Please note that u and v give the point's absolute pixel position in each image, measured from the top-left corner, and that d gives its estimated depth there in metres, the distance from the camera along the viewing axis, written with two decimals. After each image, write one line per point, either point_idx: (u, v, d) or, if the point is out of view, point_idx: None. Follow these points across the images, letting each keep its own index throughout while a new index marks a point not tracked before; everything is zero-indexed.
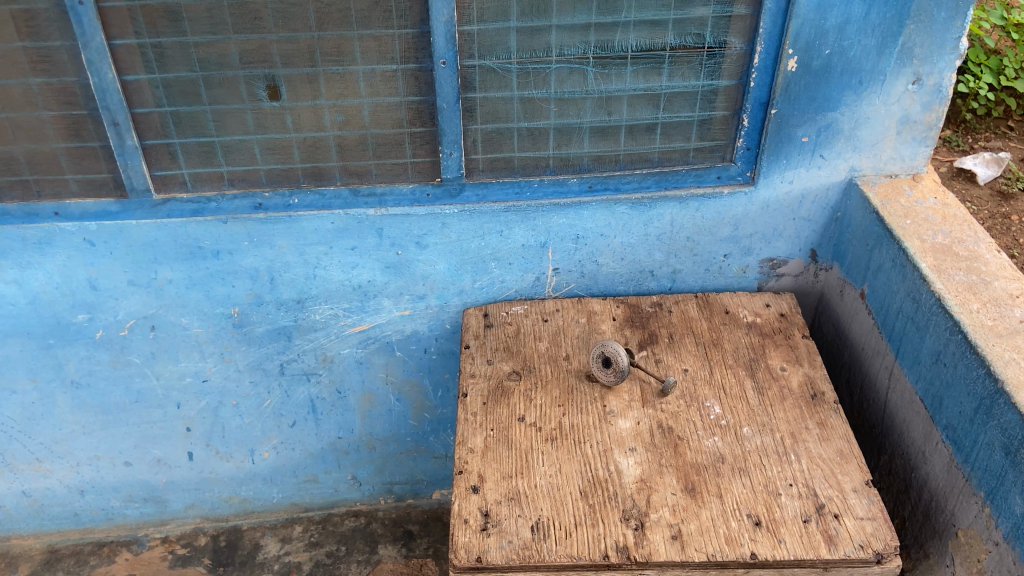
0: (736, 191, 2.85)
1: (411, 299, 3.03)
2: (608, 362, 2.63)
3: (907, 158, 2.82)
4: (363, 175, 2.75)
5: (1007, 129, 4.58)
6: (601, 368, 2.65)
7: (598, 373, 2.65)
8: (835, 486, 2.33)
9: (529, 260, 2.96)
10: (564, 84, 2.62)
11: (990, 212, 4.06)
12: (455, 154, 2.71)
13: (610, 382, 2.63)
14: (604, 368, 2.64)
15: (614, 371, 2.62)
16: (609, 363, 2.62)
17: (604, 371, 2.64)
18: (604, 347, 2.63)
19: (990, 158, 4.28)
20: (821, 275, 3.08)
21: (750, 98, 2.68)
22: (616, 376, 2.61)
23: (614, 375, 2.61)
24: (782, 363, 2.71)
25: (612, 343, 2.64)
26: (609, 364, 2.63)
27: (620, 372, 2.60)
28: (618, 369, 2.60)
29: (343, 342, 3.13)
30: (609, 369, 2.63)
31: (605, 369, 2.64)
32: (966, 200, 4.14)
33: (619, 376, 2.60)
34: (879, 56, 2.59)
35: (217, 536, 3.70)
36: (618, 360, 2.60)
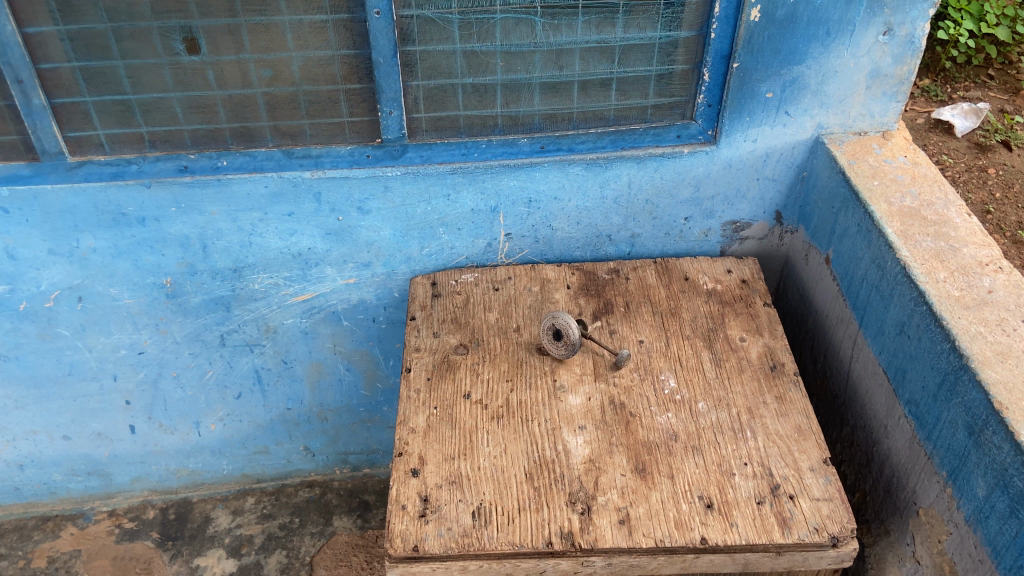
0: (697, 150, 2.69)
1: (355, 267, 2.87)
2: (560, 335, 2.50)
3: (877, 114, 2.66)
4: (296, 135, 2.56)
5: (987, 78, 4.40)
6: (552, 342, 2.52)
7: (550, 346, 2.52)
8: (791, 464, 2.22)
9: (480, 225, 2.80)
10: (510, 36, 2.42)
11: (967, 164, 3.90)
12: (396, 113, 2.52)
13: (562, 356, 2.50)
14: (556, 341, 2.51)
15: (565, 344, 2.49)
16: (561, 336, 2.49)
17: (555, 344, 2.51)
18: (555, 318, 2.50)
19: (969, 109, 4.12)
20: (786, 238, 2.94)
21: (711, 50, 2.50)
22: (568, 350, 2.48)
23: (566, 349, 2.49)
24: (742, 333, 2.59)
25: (564, 315, 2.50)
26: (561, 337, 2.50)
27: (571, 345, 2.48)
28: (569, 343, 2.48)
29: (286, 312, 2.98)
30: (561, 342, 2.50)
31: (556, 342, 2.51)
32: (943, 152, 3.98)
33: (571, 349, 2.48)
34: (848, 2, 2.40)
35: (166, 508, 3.59)
36: (568, 332, 2.47)
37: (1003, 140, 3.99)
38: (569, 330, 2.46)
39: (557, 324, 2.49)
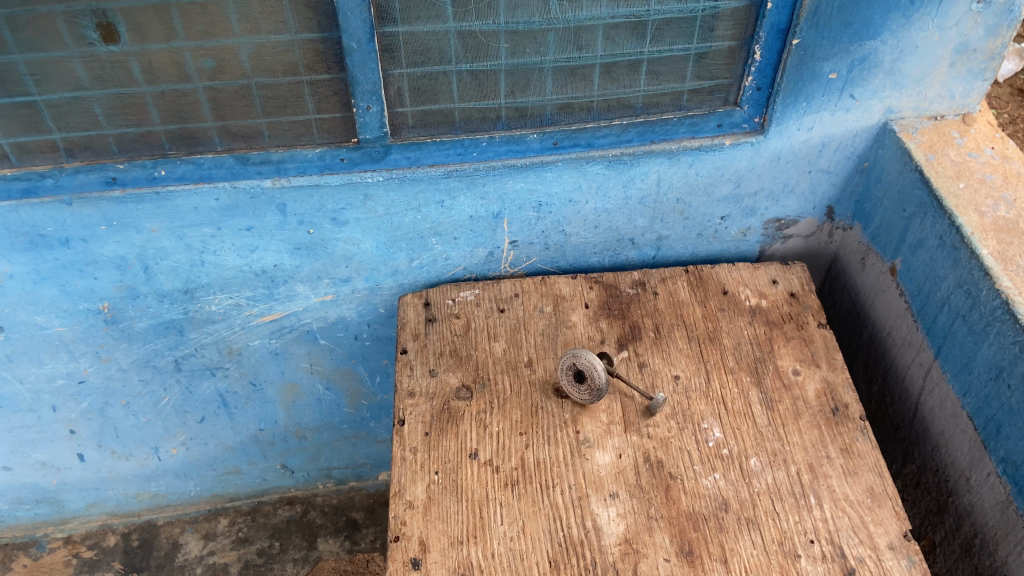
0: (741, 141, 2.22)
1: (331, 284, 2.42)
2: (582, 376, 2.08)
3: (958, 95, 2.20)
4: (251, 136, 2.06)
5: None
6: (573, 383, 2.10)
7: (570, 387, 2.11)
8: (867, 541, 1.86)
9: (479, 233, 2.34)
10: (517, 12, 1.90)
11: (1011, 115, 3.41)
12: (375, 108, 2.02)
13: (586, 401, 2.10)
14: (578, 383, 2.09)
15: (590, 388, 2.07)
16: (584, 377, 2.07)
17: (576, 386, 2.10)
18: (576, 357, 2.07)
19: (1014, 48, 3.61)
20: (837, 235, 2.52)
21: (765, 24, 2.00)
22: (593, 394, 2.07)
23: (591, 394, 2.07)
24: (795, 365, 2.19)
25: (586, 352, 2.07)
26: (583, 379, 2.08)
27: (596, 389, 2.06)
28: (594, 386, 2.06)
29: (251, 333, 2.53)
30: (584, 384, 2.08)
31: (578, 384, 2.09)
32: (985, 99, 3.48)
33: (596, 394, 2.07)
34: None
35: (129, 534, 3.21)
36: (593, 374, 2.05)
37: None
38: (593, 372, 2.04)
39: (578, 364, 2.07)
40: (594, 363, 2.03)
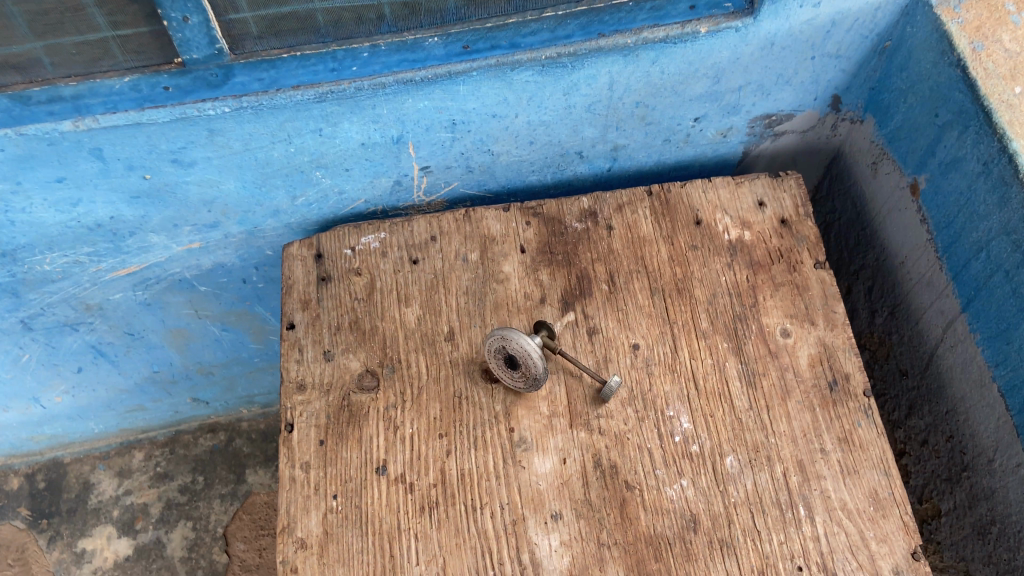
0: (721, 27, 1.60)
1: (195, 230, 1.88)
2: (513, 360, 1.61)
3: None
4: (27, 67, 1.45)
5: None
6: (502, 368, 1.64)
7: (500, 371, 1.65)
8: (867, 566, 1.51)
9: (378, 162, 1.77)
10: None
11: None
12: (195, 19, 1.39)
13: (522, 389, 1.65)
14: (508, 368, 1.63)
15: (524, 375, 1.62)
16: (517, 362, 1.61)
17: (507, 371, 1.64)
18: (503, 337, 1.59)
19: None
20: (843, 128, 1.96)
21: None
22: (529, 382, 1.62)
23: (527, 381, 1.62)
24: (785, 323, 1.73)
25: (517, 332, 1.59)
26: (515, 363, 1.62)
27: (533, 377, 1.61)
28: (530, 373, 1.61)
29: (109, 288, 2.03)
30: (516, 368, 1.62)
31: (508, 368, 1.64)
32: None
33: (533, 382, 1.62)
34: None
35: (33, 475, 2.86)
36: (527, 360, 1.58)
37: None
38: (527, 359, 1.58)
39: (508, 347, 1.59)
40: (529, 348, 1.56)
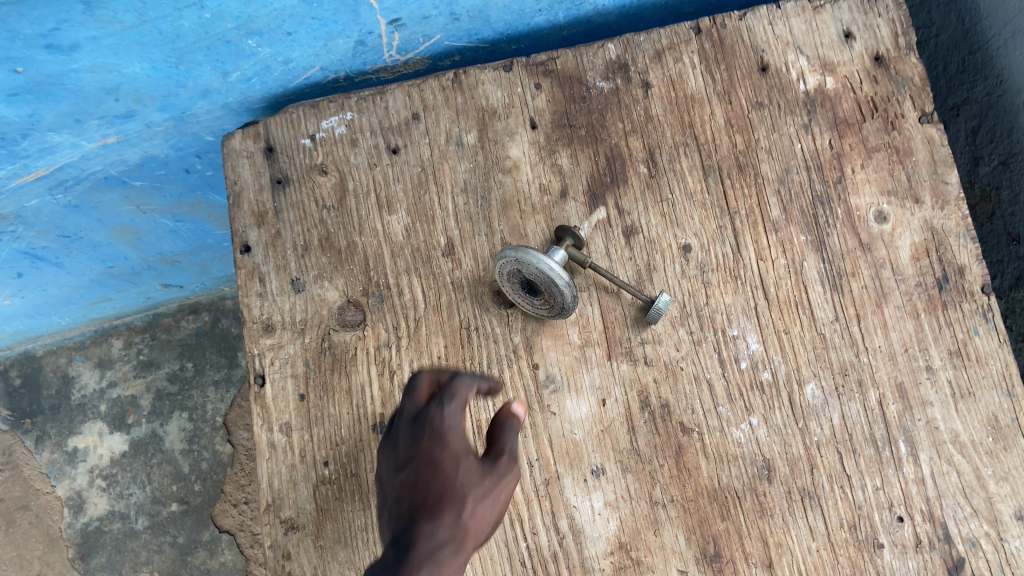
0: None
1: (106, 124, 1.45)
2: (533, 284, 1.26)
3: None
4: None
5: None
6: (519, 293, 1.29)
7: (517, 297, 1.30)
8: (983, 512, 1.23)
9: (330, 21, 1.30)
10: None
11: None
12: None
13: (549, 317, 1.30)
14: (527, 293, 1.28)
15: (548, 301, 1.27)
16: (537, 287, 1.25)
17: (525, 296, 1.29)
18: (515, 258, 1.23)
19: None
20: None
21: None
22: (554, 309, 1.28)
23: (552, 309, 1.28)
24: (880, 203, 1.34)
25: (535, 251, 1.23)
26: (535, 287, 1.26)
27: (558, 304, 1.26)
28: (555, 299, 1.26)
29: (20, 197, 1.63)
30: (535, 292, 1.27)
31: (526, 293, 1.28)
32: None
33: (560, 310, 1.27)
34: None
35: (6, 372, 2.59)
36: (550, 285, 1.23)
37: None
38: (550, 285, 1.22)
39: (523, 270, 1.24)
40: (550, 271, 1.20)
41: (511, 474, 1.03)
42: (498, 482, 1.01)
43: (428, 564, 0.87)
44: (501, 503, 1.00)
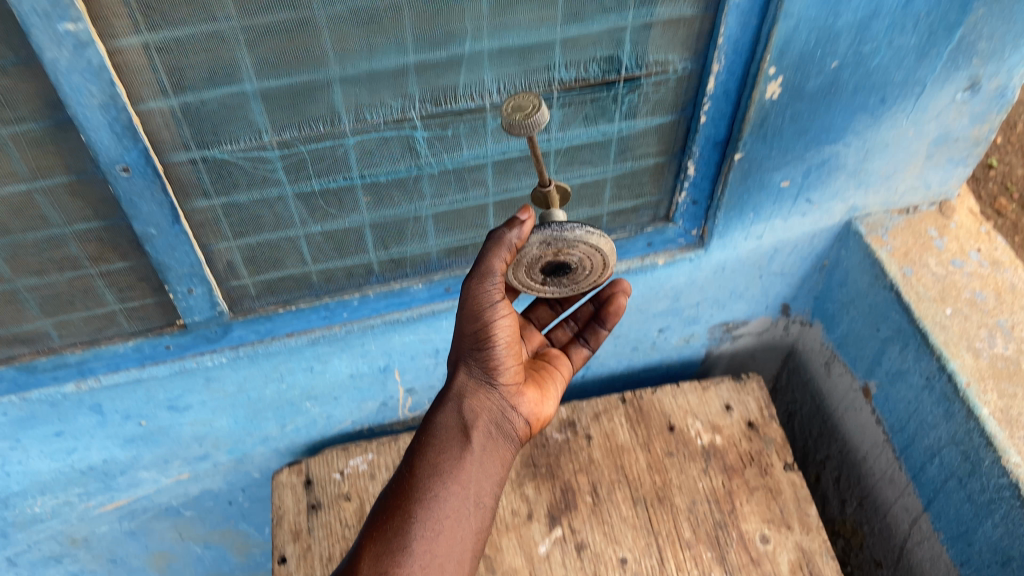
0: (677, 259, 1.72)
1: (185, 463, 1.96)
2: (559, 272, 1.29)
3: (935, 185, 1.72)
4: (37, 340, 1.54)
5: None
6: (561, 278, 1.32)
7: (544, 347, 1.57)
8: None
9: (365, 389, 1.90)
10: (373, 163, 1.38)
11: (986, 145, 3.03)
12: (199, 290, 1.51)
13: (592, 233, 1.19)
14: (568, 268, 1.29)
15: (560, 259, 1.24)
16: (543, 269, 1.27)
17: (579, 273, 1.31)
18: (539, 283, 1.33)
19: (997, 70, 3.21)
20: (794, 329, 2.08)
21: (699, 138, 1.48)
22: (559, 245, 1.20)
23: (579, 250, 1.22)
24: (763, 529, 1.79)
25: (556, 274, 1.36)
26: (566, 269, 1.28)
27: (551, 243, 1.20)
28: (543, 255, 1.23)
29: (95, 522, 2.05)
30: (590, 283, 1.35)
31: (572, 272, 1.29)
32: None
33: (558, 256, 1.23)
34: (930, 39, 1.37)
35: None
36: (512, 271, 1.27)
37: None
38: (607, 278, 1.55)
39: (575, 288, 1.35)
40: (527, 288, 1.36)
41: (476, 306, 1.25)
42: (466, 308, 1.25)
43: (431, 446, 1.30)
44: (490, 327, 1.27)
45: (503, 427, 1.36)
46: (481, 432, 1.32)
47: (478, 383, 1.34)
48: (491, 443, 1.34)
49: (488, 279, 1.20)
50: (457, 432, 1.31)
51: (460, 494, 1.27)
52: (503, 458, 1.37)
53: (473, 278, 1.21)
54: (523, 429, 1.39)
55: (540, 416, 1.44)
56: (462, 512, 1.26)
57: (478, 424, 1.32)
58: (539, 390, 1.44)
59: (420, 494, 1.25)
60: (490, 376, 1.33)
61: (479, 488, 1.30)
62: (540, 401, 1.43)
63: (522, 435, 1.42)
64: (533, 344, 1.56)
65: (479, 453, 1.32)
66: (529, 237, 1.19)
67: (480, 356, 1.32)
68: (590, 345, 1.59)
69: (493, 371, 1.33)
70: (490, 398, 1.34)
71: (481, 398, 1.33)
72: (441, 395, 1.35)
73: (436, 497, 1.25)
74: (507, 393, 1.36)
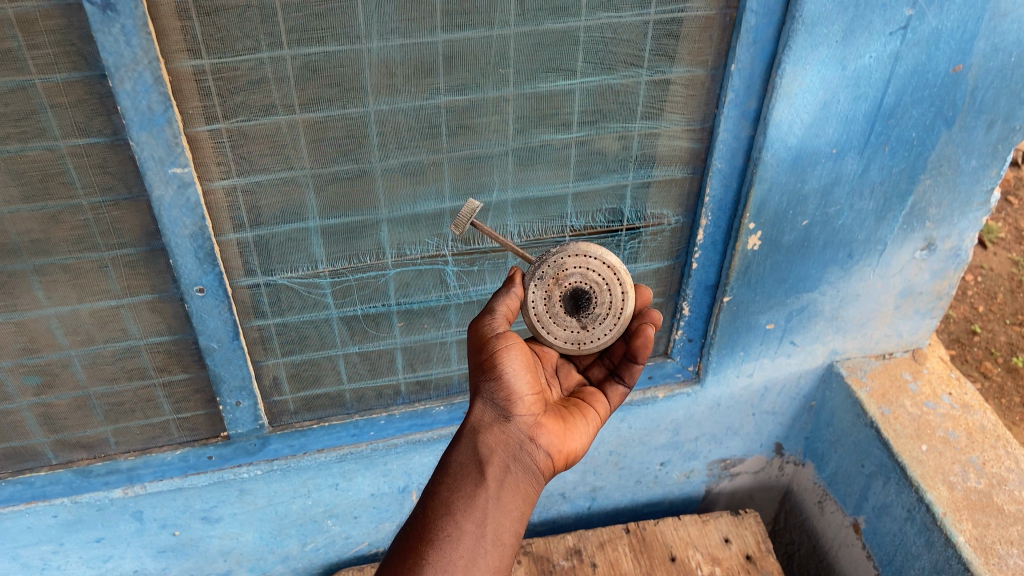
0: (675, 393, 1.90)
1: None
2: (588, 306, 1.29)
3: (906, 334, 1.92)
4: (95, 445, 1.70)
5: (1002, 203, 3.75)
6: (590, 309, 1.29)
7: (581, 387, 1.40)
8: None
9: (383, 508, 2.03)
10: (409, 291, 1.62)
11: (968, 317, 3.25)
12: (246, 403, 1.68)
13: (560, 249, 1.30)
14: (594, 298, 1.29)
15: (567, 285, 1.29)
16: (568, 310, 1.29)
17: (599, 294, 1.29)
18: (585, 333, 1.30)
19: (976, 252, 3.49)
20: (789, 468, 2.21)
21: (692, 281, 1.70)
22: (551, 272, 1.29)
23: (571, 266, 1.29)
24: None
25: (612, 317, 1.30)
26: (586, 298, 1.29)
27: (542, 274, 1.29)
28: (545, 293, 1.29)
29: None
30: (627, 299, 1.30)
31: (595, 297, 1.29)
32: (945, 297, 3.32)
33: (556, 283, 1.29)
34: (886, 204, 1.62)
35: None
36: (531, 321, 1.30)
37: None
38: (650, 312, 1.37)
39: (619, 313, 1.29)
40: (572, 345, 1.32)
41: (485, 336, 1.25)
42: (474, 344, 1.26)
43: (446, 482, 1.12)
44: (497, 350, 1.22)
45: (525, 460, 1.18)
46: (500, 463, 1.15)
47: (493, 413, 1.20)
48: (514, 478, 1.15)
49: (490, 313, 1.26)
50: (473, 462, 1.15)
51: (476, 531, 1.07)
52: (528, 498, 1.17)
53: (476, 321, 1.27)
54: (549, 466, 1.20)
55: (570, 455, 1.24)
56: (481, 550, 1.05)
57: (495, 458, 1.16)
58: (565, 426, 1.25)
59: (436, 534, 1.05)
60: (505, 404, 1.20)
61: (498, 527, 1.10)
62: (567, 435, 1.25)
63: (550, 476, 1.22)
64: (569, 385, 1.40)
65: (500, 487, 1.13)
66: (525, 291, 1.29)
67: (492, 382, 1.21)
68: (626, 382, 1.39)
69: (504, 400, 1.20)
70: (507, 432, 1.19)
71: (497, 432, 1.18)
72: (459, 434, 1.20)
73: (451, 535, 1.05)
74: (526, 423, 1.21)
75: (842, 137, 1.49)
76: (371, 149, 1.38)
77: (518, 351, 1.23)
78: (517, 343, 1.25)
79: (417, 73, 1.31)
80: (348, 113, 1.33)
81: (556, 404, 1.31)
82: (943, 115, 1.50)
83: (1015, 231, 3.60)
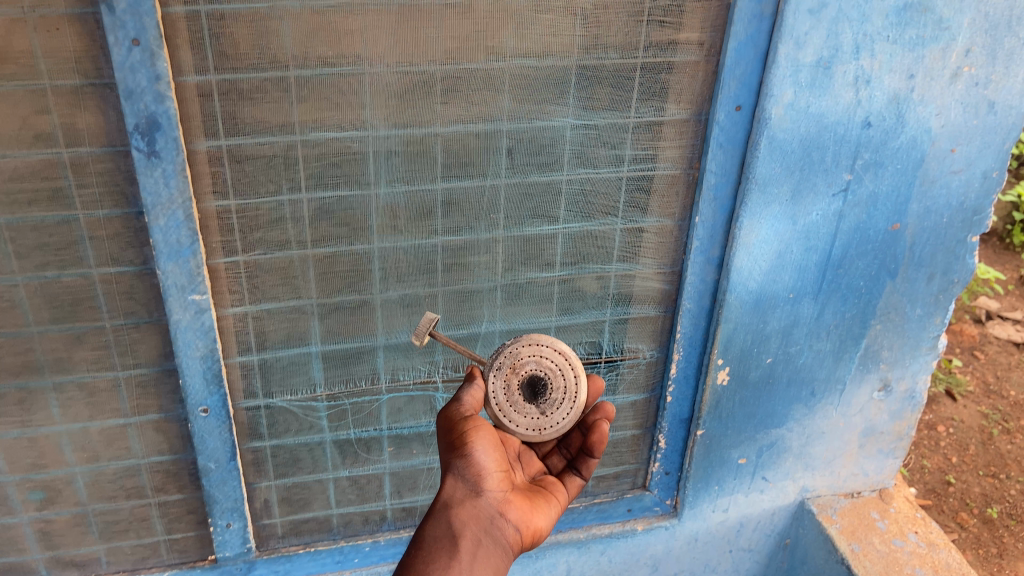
0: (654, 526, 1.96)
1: None
2: (545, 392, 1.36)
3: (872, 472, 2.02)
4: (86, 564, 1.74)
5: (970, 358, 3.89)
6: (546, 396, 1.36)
7: (542, 474, 1.43)
8: None
9: None
10: (400, 416, 1.73)
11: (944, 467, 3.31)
12: (236, 525, 1.73)
13: (511, 342, 1.39)
14: (551, 384, 1.36)
15: (524, 373, 1.36)
16: (527, 397, 1.36)
17: (552, 379, 1.37)
18: (544, 419, 1.35)
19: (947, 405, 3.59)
20: None
21: (666, 414, 1.82)
22: (509, 361, 1.37)
23: (526, 355, 1.37)
24: None
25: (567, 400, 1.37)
26: (543, 385, 1.36)
27: (500, 365, 1.37)
28: (502, 381, 1.36)
29: None
30: (581, 383, 1.37)
31: (551, 382, 1.36)
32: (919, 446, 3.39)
33: (513, 371, 1.36)
34: (842, 346, 1.76)
35: None
36: (498, 409, 1.35)
37: (996, 444, 3.41)
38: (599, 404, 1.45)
39: (573, 396, 1.36)
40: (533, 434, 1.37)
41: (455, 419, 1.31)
42: (445, 424, 1.31)
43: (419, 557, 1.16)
44: (467, 431, 1.28)
45: (495, 535, 1.22)
46: (471, 538, 1.19)
47: (464, 489, 1.24)
48: (484, 552, 1.19)
49: (459, 399, 1.33)
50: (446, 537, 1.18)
51: None
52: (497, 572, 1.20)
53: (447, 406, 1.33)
54: (518, 541, 1.24)
55: (536, 531, 1.28)
56: None
57: (468, 532, 1.20)
58: (531, 504, 1.29)
59: None
60: (475, 480, 1.25)
61: None
62: (534, 512, 1.29)
63: (519, 552, 1.26)
64: (531, 471, 1.42)
65: (471, 561, 1.17)
66: (486, 382, 1.36)
67: (462, 459, 1.25)
68: (583, 473, 1.42)
69: (475, 476, 1.24)
70: (479, 507, 1.23)
71: (469, 508, 1.22)
72: (431, 510, 1.24)
73: None
74: (495, 499, 1.25)
75: (798, 283, 1.65)
76: (373, 282, 1.53)
77: (487, 433, 1.29)
78: (485, 425, 1.30)
79: (417, 216, 1.48)
80: (354, 250, 1.49)
81: (522, 485, 1.35)
82: (887, 267, 1.67)
83: (984, 385, 3.72)
